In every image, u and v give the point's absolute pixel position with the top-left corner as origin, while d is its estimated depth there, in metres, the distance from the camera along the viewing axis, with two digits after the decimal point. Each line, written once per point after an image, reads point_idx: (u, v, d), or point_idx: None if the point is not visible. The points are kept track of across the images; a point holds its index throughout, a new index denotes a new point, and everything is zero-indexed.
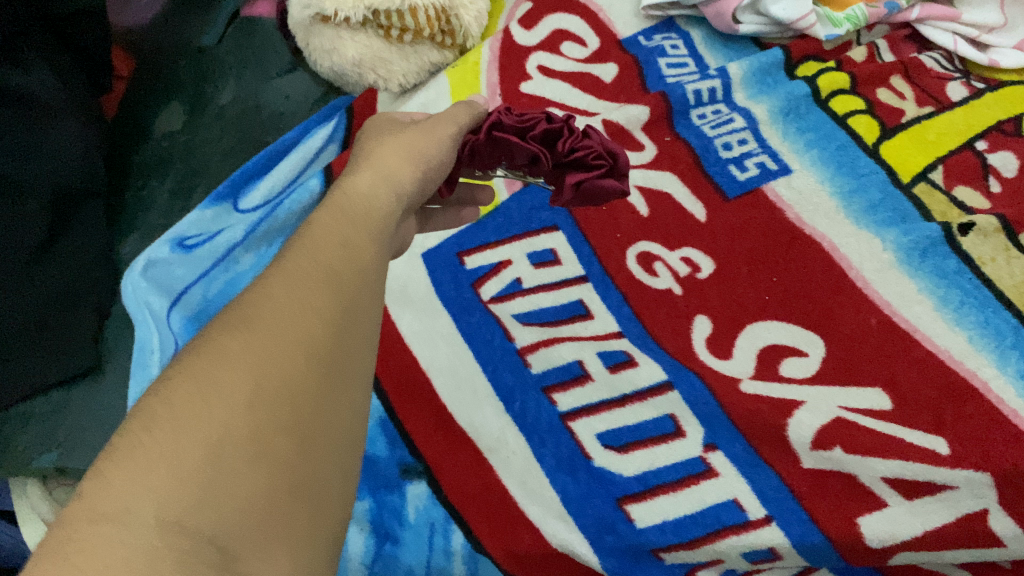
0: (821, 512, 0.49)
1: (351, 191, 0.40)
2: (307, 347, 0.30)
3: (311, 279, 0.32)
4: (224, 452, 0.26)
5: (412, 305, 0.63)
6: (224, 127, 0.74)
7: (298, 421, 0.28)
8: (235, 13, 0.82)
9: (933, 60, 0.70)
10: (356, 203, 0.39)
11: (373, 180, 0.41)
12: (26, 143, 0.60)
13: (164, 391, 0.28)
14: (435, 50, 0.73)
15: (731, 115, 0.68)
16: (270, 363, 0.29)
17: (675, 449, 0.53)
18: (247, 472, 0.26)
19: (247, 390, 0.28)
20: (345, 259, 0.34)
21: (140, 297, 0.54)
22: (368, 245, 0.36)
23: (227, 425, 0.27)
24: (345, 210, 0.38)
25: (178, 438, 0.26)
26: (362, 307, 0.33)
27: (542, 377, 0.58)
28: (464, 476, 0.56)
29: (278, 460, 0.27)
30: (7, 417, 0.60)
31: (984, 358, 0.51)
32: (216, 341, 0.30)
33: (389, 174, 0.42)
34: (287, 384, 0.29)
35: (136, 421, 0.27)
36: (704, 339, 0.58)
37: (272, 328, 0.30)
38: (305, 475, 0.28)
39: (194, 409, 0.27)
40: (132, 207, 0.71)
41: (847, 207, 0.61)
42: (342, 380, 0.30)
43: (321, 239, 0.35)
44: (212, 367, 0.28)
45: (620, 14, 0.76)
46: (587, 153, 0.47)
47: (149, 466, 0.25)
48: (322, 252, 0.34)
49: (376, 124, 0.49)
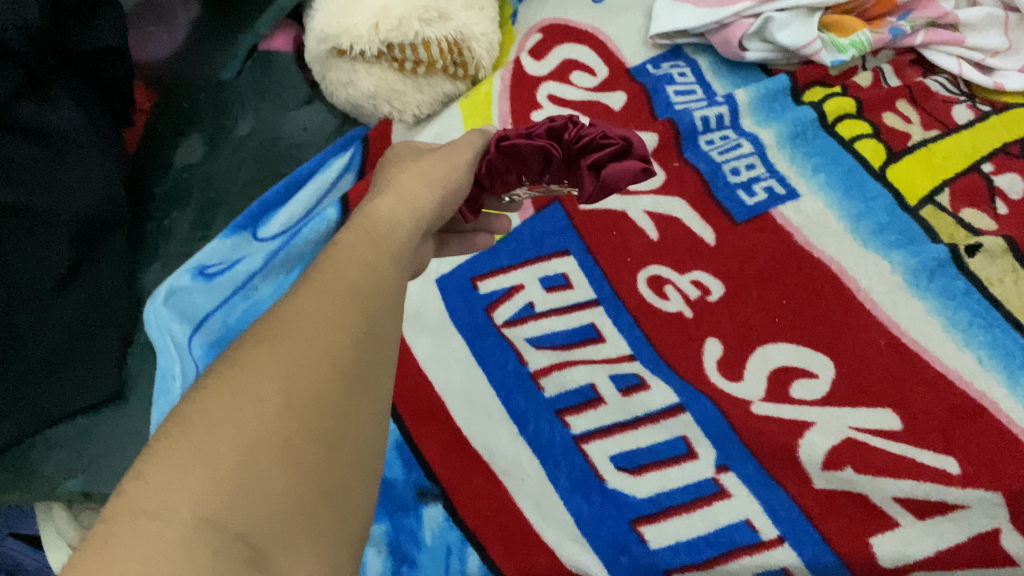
0: (833, 532, 0.50)
1: (375, 215, 0.42)
2: (333, 359, 0.31)
3: (336, 294, 0.34)
4: (256, 454, 0.28)
5: (426, 330, 0.64)
6: (243, 158, 0.76)
7: (325, 428, 0.30)
8: (252, 48, 0.82)
9: (938, 85, 0.71)
10: (378, 225, 0.40)
11: (394, 206, 0.43)
12: (53, 178, 0.61)
13: (199, 398, 0.30)
14: (448, 82, 0.75)
15: (739, 141, 0.69)
16: (299, 372, 0.30)
17: (688, 470, 0.54)
18: (277, 475, 0.28)
19: (278, 397, 0.29)
20: (366, 279, 0.36)
21: (162, 326, 0.55)
22: (388, 267, 0.38)
23: (259, 429, 0.28)
24: (369, 233, 0.39)
25: (213, 441, 0.28)
26: (383, 323, 0.35)
27: (555, 401, 0.59)
28: (479, 499, 0.56)
29: (306, 463, 0.29)
30: (31, 443, 0.61)
31: (993, 378, 0.52)
32: (247, 351, 0.31)
33: (410, 200, 0.44)
34: (315, 392, 0.30)
35: (173, 426, 0.29)
36: (715, 361, 0.58)
37: (300, 339, 0.31)
38: (331, 478, 0.29)
39: (228, 414, 0.29)
40: (154, 236, 0.72)
41: (856, 229, 0.61)
42: (363, 391, 0.32)
43: (344, 259, 0.36)
44: (243, 375, 0.30)
45: (628, 43, 0.78)
46: (593, 135, 0.48)
47: (186, 468, 0.27)
48: (346, 272, 0.36)
49: (399, 152, 0.52)
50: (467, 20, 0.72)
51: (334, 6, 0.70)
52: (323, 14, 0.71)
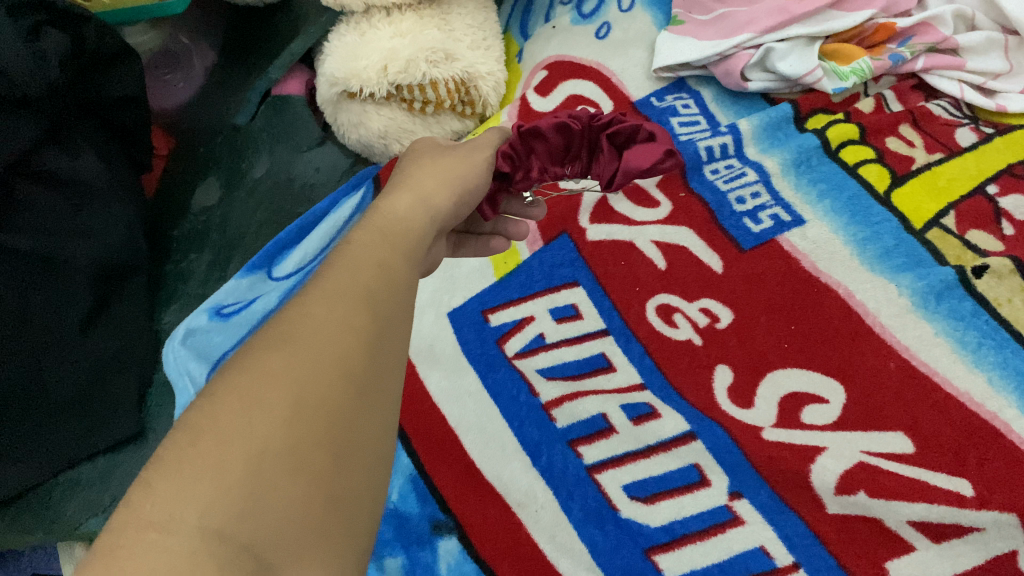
0: (848, 557, 0.50)
1: (389, 213, 0.42)
2: (344, 367, 0.32)
3: (349, 300, 0.34)
4: (264, 464, 0.29)
5: (439, 364, 0.65)
6: (258, 201, 0.78)
7: (333, 436, 0.30)
8: (265, 92, 0.83)
9: (941, 108, 0.71)
10: (391, 224, 0.41)
11: (411, 205, 0.43)
12: (74, 225, 0.63)
13: (209, 404, 0.31)
14: (457, 120, 0.77)
15: (743, 169, 0.70)
16: (308, 379, 0.31)
17: (701, 498, 0.54)
18: (285, 484, 0.29)
19: (287, 406, 0.30)
20: (380, 281, 0.36)
21: (181, 365, 0.59)
22: (400, 265, 0.38)
23: (268, 439, 0.29)
24: (384, 231, 0.40)
25: (222, 451, 0.29)
26: (394, 327, 0.35)
27: (568, 431, 0.59)
28: (495, 531, 0.57)
29: (313, 473, 0.29)
30: (55, 483, 0.62)
31: (1005, 399, 0.51)
32: (260, 356, 0.32)
33: (427, 198, 0.44)
34: (324, 401, 0.31)
35: (182, 435, 0.30)
36: (725, 389, 0.58)
37: (311, 346, 0.32)
38: (339, 488, 0.30)
39: (238, 424, 0.30)
40: (172, 278, 0.74)
41: (862, 254, 0.62)
42: (373, 399, 0.32)
43: (358, 262, 0.37)
44: (254, 384, 0.31)
45: (633, 78, 0.79)
46: (616, 120, 0.53)
47: (195, 479, 0.28)
48: (359, 274, 0.36)
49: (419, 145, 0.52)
50: (472, 60, 0.74)
51: (343, 49, 0.72)
52: (333, 57, 0.73)
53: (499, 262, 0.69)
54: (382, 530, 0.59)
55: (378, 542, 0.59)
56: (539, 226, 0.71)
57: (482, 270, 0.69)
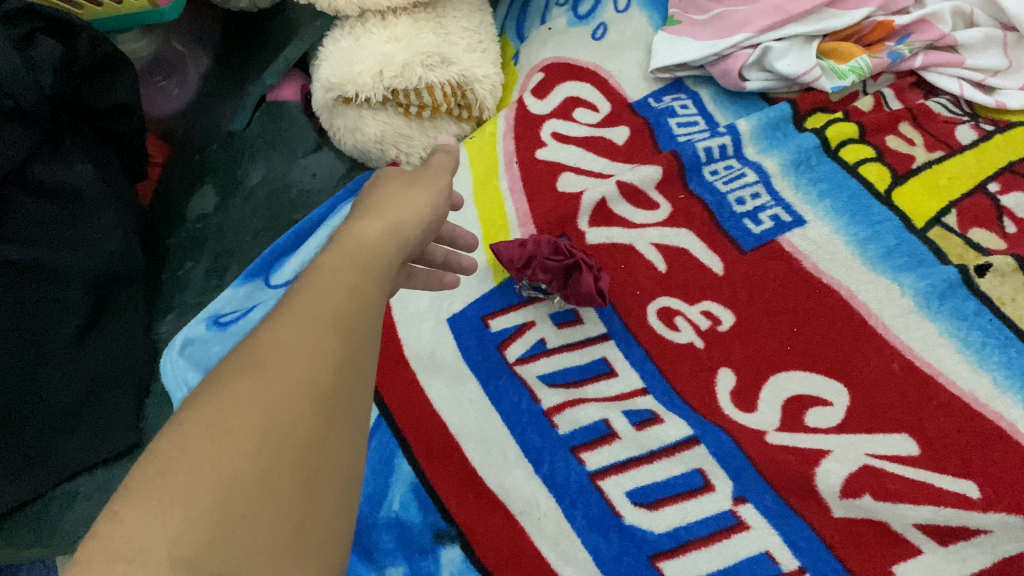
0: (855, 561, 0.49)
1: (358, 236, 0.40)
2: (313, 391, 0.30)
3: (319, 322, 0.33)
4: (233, 493, 0.27)
5: (440, 372, 0.63)
6: (254, 208, 0.77)
7: (302, 463, 0.29)
8: (261, 97, 0.82)
9: (941, 105, 0.71)
10: (362, 247, 0.39)
11: (381, 232, 0.41)
12: (70, 235, 0.63)
13: (174, 434, 0.29)
14: (453, 124, 0.78)
15: (743, 170, 0.69)
16: (277, 405, 0.29)
17: (705, 503, 0.53)
18: (254, 512, 0.27)
19: (255, 434, 0.28)
20: (351, 303, 0.35)
21: (179, 376, 0.59)
22: (372, 291, 0.36)
23: (237, 466, 0.27)
24: (355, 255, 0.38)
25: (190, 482, 0.27)
26: (365, 350, 0.34)
27: (570, 438, 0.58)
28: (498, 541, 0.55)
29: (283, 498, 0.28)
30: (52, 497, 0.61)
31: (1010, 399, 0.51)
32: (227, 382, 0.30)
33: (397, 223, 0.42)
34: (294, 427, 0.29)
35: (150, 465, 0.28)
36: (728, 392, 0.58)
37: (280, 371, 0.30)
38: (310, 513, 0.28)
39: (207, 452, 0.28)
40: (169, 287, 0.73)
41: (863, 254, 0.61)
42: (342, 422, 0.31)
43: (329, 284, 0.35)
44: (222, 411, 0.29)
45: (629, 79, 0.79)
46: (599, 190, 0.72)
47: (163, 509, 0.26)
48: (330, 297, 0.34)
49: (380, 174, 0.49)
50: (469, 63, 0.73)
51: (338, 54, 0.72)
52: (328, 63, 0.72)
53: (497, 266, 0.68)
54: (382, 538, 0.56)
55: (378, 551, 0.56)
56: (537, 229, 0.70)
57: (482, 275, 0.68)
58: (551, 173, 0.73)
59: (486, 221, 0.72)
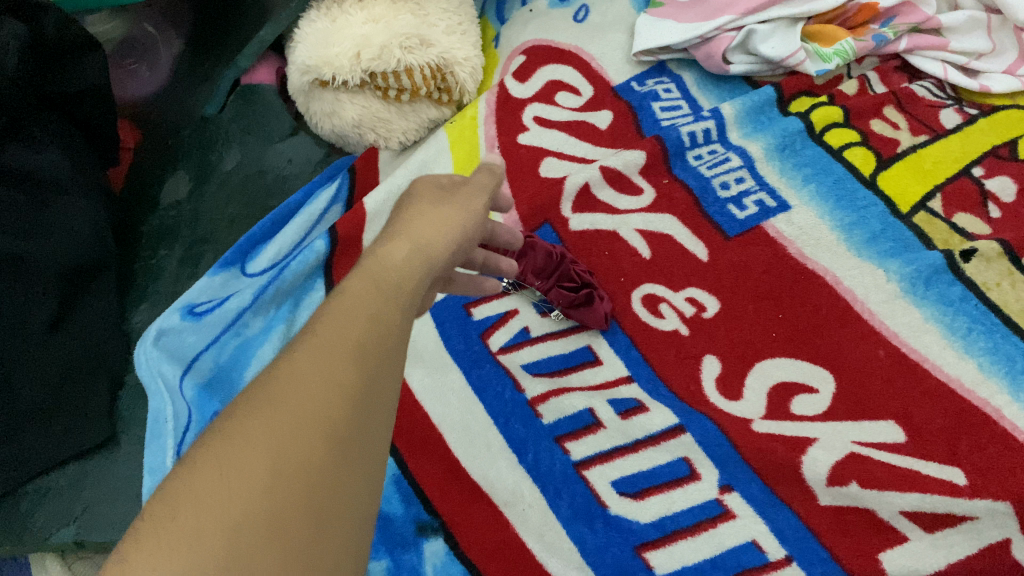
0: (842, 549, 0.49)
1: (387, 256, 0.38)
2: (327, 428, 0.29)
3: (335, 353, 0.31)
4: (240, 542, 0.25)
5: (421, 361, 0.62)
6: (229, 195, 0.76)
7: (312, 510, 0.27)
8: (235, 82, 0.80)
9: (925, 89, 0.71)
10: (388, 270, 0.37)
11: (411, 252, 0.38)
12: (34, 225, 0.60)
13: (184, 479, 0.27)
14: (432, 108, 0.75)
15: (727, 155, 0.69)
16: (289, 444, 0.28)
17: (691, 492, 0.53)
18: (262, 561, 0.25)
19: (262, 477, 0.27)
20: (374, 332, 0.33)
21: (153, 366, 0.58)
22: (396, 314, 0.35)
23: (246, 508, 0.26)
24: (379, 278, 0.36)
25: (195, 530, 0.25)
26: (385, 381, 0.32)
27: (554, 427, 0.57)
28: (481, 532, 0.53)
29: (289, 546, 0.26)
30: (24, 493, 0.59)
31: (996, 385, 0.52)
32: (239, 422, 0.29)
33: (427, 241, 0.40)
34: (305, 471, 0.27)
35: (159, 511, 0.26)
36: (714, 379, 0.58)
37: (294, 409, 0.29)
38: (320, 564, 0.26)
39: (214, 498, 0.26)
40: (143, 275, 0.71)
41: (848, 239, 0.61)
42: (357, 461, 0.29)
43: (350, 310, 0.33)
44: (232, 453, 0.27)
45: (612, 62, 0.77)
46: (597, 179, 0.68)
47: (168, 559, 0.25)
48: (350, 325, 0.33)
49: (414, 190, 0.45)
50: (448, 45, 0.71)
51: (314, 36, 0.70)
52: (303, 45, 0.70)
53: None
54: None
55: None
56: (520, 216, 0.67)
57: None
58: (533, 157, 0.71)
59: None
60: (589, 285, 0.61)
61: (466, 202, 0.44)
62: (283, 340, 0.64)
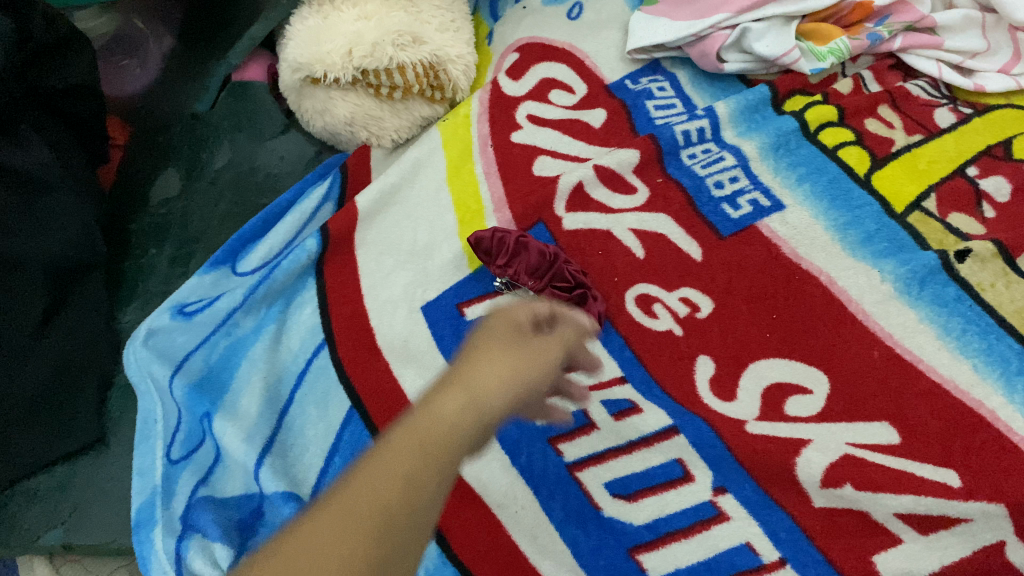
0: (835, 551, 0.49)
1: (437, 409, 0.34)
2: None
3: (350, 534, 0.30)
4: None
5: (413, 362, 0.61)
6: (220, 192, 0.75)
7: None
8: (226, 78, 0.81)
9: (919, 88, 0.71)
10: (435, 428, 0.34)
11: (462, 409, 0.35)
12: (22, 223, 0.60)
13: None
14: (425, 105, 0.74)
15: (721, 154, 0.68)
16: None
17: (684, 494, 0.52)
18: None
19: None
20: (398, 502, 0.31)
21: (143, 367, 0.59)
22: (429, 482, 0.32)
23: None
24: (425, 437, 0.33)
25: None
26: (398, 563, 0.31)
27: (547, 428, 0.56)
28: (474, 535, 0.53)
29: None
30: (12, 494, 0.59)
31: (991, 387, 0.51)
32: None
33: (488, 388, 0.36)
34: None
35: None
36: (708, 380, 0.57)
37: None
38: None
39: None
40: (132, 275, 0.71)
41: (843, 239, 0.61)
42: None
43: (379, 474, 0.31)
44: None
45: (606, 60, 0.77)
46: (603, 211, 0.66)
47: None
48: (375, 494, 0.31)
49: (496, 322, 0.40)
50: (441, 42, 0.71)
51: (306, 33, 0.69)
52: (295, 42, 0.69)
53: (472, 252, 0.66)
54: None
55: None
56: (513, 215, 0.67)
57: (456, 262, 0.65)
58: (527, 156, 0.71)
59: (460, 206, 0.68)
60: (583, 285, 0.60)
61: (537, 353, 0.39)
62: (275, 339, 0.63)
